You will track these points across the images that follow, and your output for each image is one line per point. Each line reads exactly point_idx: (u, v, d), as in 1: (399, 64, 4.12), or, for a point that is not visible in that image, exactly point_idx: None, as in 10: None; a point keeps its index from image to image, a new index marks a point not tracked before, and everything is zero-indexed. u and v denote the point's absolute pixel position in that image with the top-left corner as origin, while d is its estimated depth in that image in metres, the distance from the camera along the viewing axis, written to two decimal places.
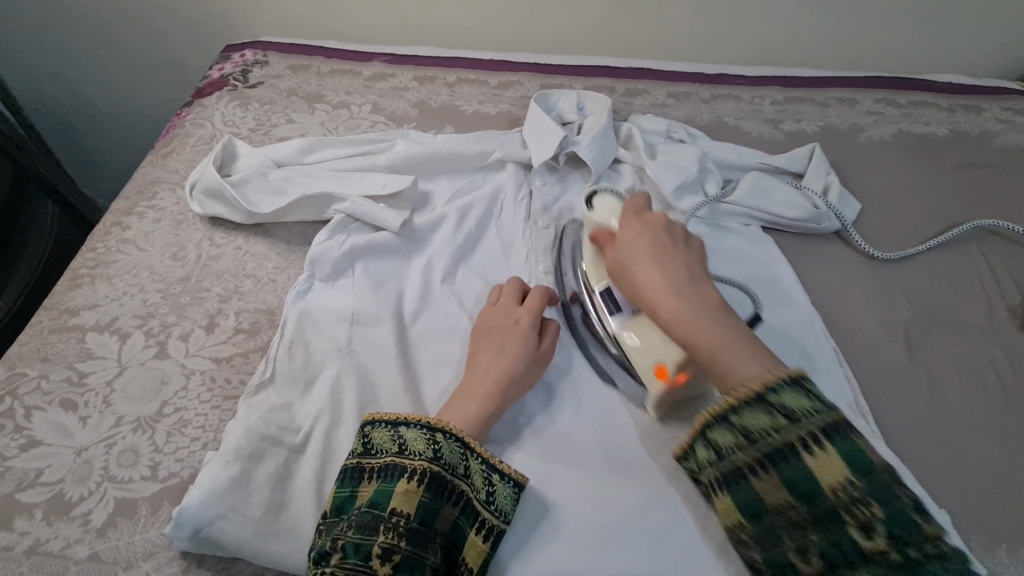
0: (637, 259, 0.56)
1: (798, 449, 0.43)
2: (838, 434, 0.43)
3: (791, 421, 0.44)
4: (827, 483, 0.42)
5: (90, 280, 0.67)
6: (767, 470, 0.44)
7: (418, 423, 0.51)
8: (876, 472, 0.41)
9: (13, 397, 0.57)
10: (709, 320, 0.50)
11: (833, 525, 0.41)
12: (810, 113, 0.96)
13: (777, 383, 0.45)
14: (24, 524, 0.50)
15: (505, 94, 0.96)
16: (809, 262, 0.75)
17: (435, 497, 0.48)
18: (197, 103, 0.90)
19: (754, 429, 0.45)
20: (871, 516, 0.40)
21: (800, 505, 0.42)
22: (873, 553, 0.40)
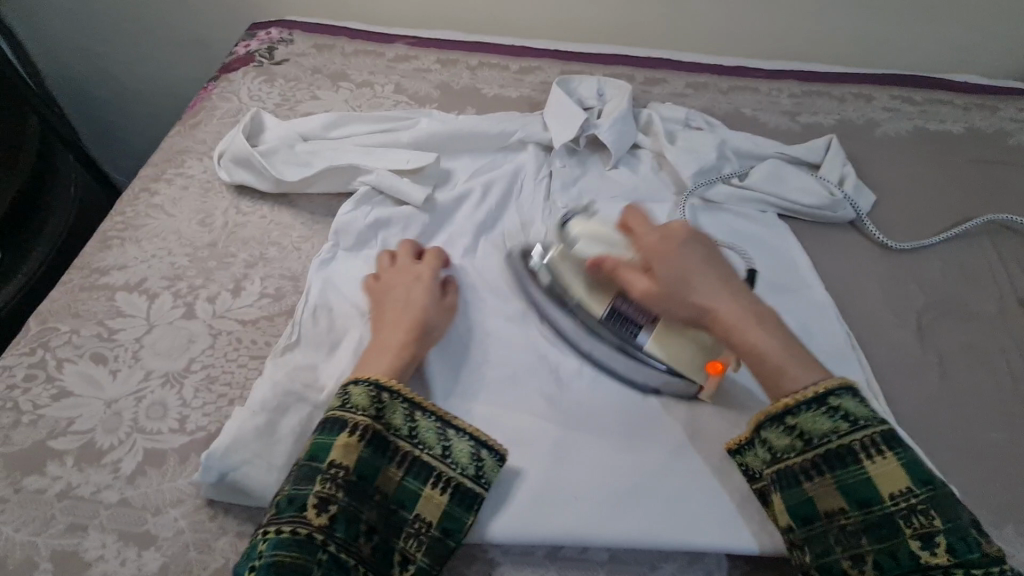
0: (695, 277, 0.55)
1: (858, 454, 0.46)
2: (898, 444, 0.46)
3: (852, 427, 0.47)
4: (886, 490, 0.45)
5: (119, 242, 0.68)
6: (824, 473, 0.47)
7: (365, 381, 0.52)
8: (936, 484, 0.45)
9: (45, 349, 0.59)
10: (765, 334, 0.52)
11: (889, 532, 0.44)
12: (827, 107, 0.96)
13: (835, 390, 0.48)
14: (56, 470, 0.51)
15: (526, 79, 0.97)
16: (824, 249, 0.76)
17: (375, 452, 0.48)
18: (223, 77, 0.92)
19: (813, 433, 0.48)
20: (932, 527, 0.43)
21: (855, 511, 0.45)
22: (932, 565, 0.42)
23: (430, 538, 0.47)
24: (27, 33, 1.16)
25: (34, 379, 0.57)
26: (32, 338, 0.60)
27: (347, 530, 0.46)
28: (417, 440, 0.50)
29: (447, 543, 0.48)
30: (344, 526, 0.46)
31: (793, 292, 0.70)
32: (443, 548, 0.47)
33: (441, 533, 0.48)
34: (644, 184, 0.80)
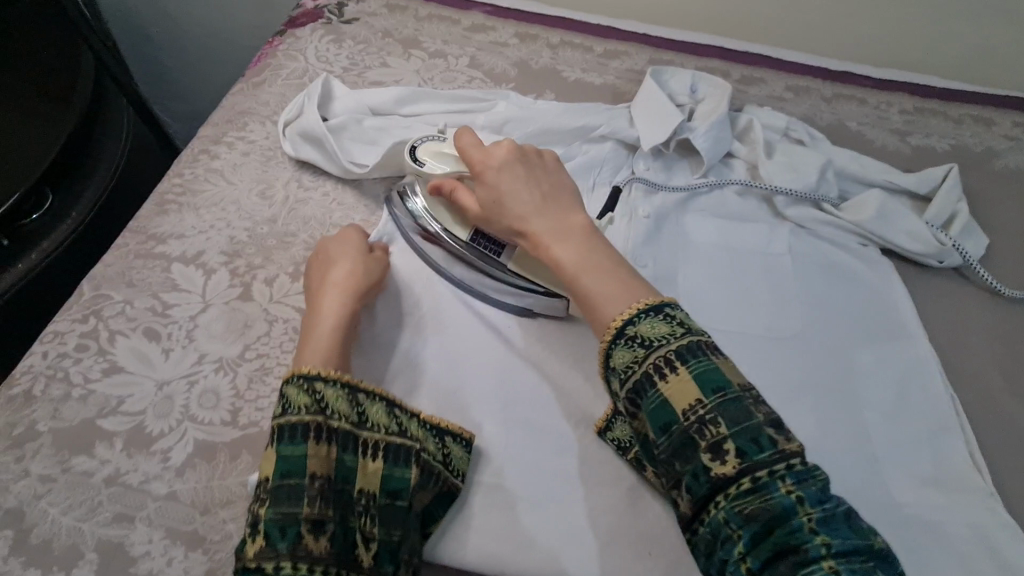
0: (507, 193, 0.53)
1: (652, 378, 0.40)
2: (692, 355, 0.40)
3: (649, 348, 0.41)
4: (680, 407, 0.39)
5: (177, 208, 0.64)
6: (639, 408, 0.41)
7: (296, 376, 0.46)
8: (730, 388, 0.39)
9: (98, 318, 0.56)
10: (587, 254, 0.48)
11: (688, 451, 0.39)
12: (941, 128, 0.87)
13: (635, 314, 0.43)
14: (105, 452, 0.49)
15: (610, 65, 0.89)
16: (930, 296, 0.69)
17: (294, 446, 0.43)
18: (289, 33, 0.86)
19: (620, 368, 0.42)
20: (720, 436, 0.38)
21: (661, 438, 0.40)
22: (726, 478, 0.37)
23: (376, 506, 0.44)
24: None
25: (86, 349, 0.54)
26: (84, 304, 0.57)
27: (290, 538, 0.40)
28: (365, 420, 0.47)
29: (399, 506, 0.45)
30: (284, 534, 0.40)
31: (893, 345, 0.63)
32: (395, 512, 0.44)
33: (387, 499, 0.45)
34: (736, 200, 0.73)
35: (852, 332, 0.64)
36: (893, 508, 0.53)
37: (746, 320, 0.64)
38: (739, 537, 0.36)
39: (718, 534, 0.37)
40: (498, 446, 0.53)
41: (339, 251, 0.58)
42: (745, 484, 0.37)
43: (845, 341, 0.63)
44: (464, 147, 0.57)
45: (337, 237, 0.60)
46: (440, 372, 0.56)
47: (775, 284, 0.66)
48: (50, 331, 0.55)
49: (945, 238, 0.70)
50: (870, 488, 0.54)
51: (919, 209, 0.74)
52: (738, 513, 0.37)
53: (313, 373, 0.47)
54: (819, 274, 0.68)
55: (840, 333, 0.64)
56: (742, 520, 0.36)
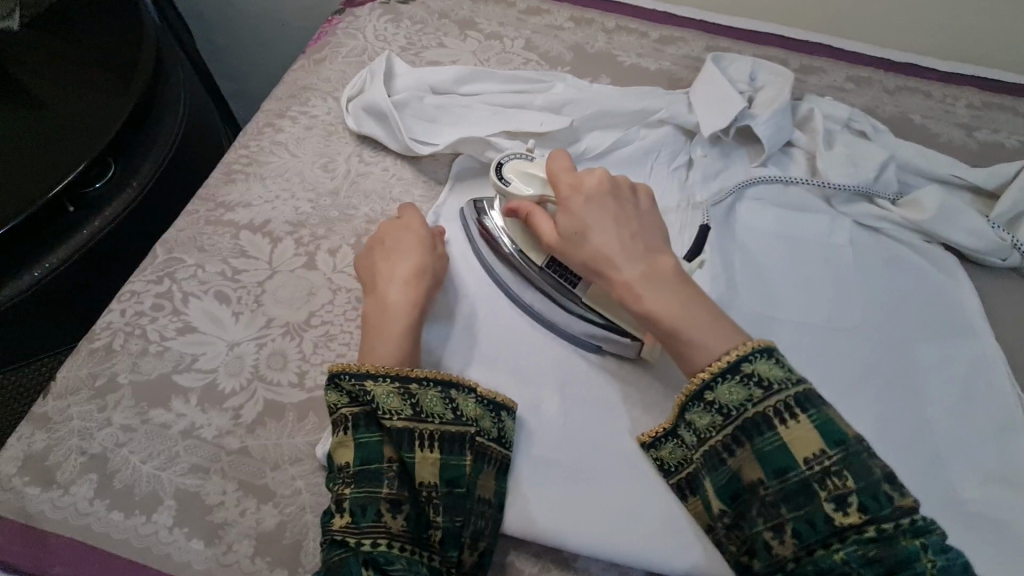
0: (596, 230, 0.52)
1: (771, 421, 0.43)
2: (813, 406, 0.43)
3: (765, 391, 0.44)
4: (801, 454, 0.42)
5: (244, 177, 0.66)
6: (746, 447, 0.44)
7: (347, 373, 0.49)
8: (852, 441, 0.42)
9: (171, 280, 0.58)
10: (684, 293, 0.49)
11: (805, 499, 0.42)
12: (1010, 125, 0.84)
13: (749, 354, 0.45)
14: (180, 407, 0.51)
15: (667, 51, 0.88)
16: (996, 295, 0.67)
17: (368, 433, 0.48)
18: (349, 12, 0.87)
19: (726, 404, 0.45)
20: (846, 489, 0.41)
21: (773, 482, 0.42)
22: (849, 526, 0.40)
23: (438, 495, 0.46)
24: None
25: (161, 309, 0.56)
26: (159, 266, 0.59)
27: (369, 516, 0.45)
28: (421, 413, 0.48)
29: (458, 493, 0.47)
30: (365, 513, 0.45)
31: (959, 340, 0.62)
32: (457, 497, 0.46)
33: (446, 487, 0.46)
34: (796, 188, 0.71)
35: (913, 326, 0.62)
36: (954, 500, 0.53)
37: (804, 309, 0.63)
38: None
39: (828, 573, 0.40)
40: (557, 426, 0.54)
41: (405, 242, 0.58)
42: (868, 533, 0.40)
43: (909, 334, 0.62)
44: (555, 171, 0.57)
45: (398, 225, 0.60)
46: (507, 352, 0.57)
47: (837, 275, 0.65)
48: (127, 290, 0.57)
49: (1007, 235, 0.66)
50: (931, 480, 0.53)
51: (984, 205, 0.72)
52: (860, 556, 0.40)
53: (361, 371, 0.49)
54: (879, 267, 0.66)
55: (900, 328, 0.62)
56: (863, 563, 0.39)
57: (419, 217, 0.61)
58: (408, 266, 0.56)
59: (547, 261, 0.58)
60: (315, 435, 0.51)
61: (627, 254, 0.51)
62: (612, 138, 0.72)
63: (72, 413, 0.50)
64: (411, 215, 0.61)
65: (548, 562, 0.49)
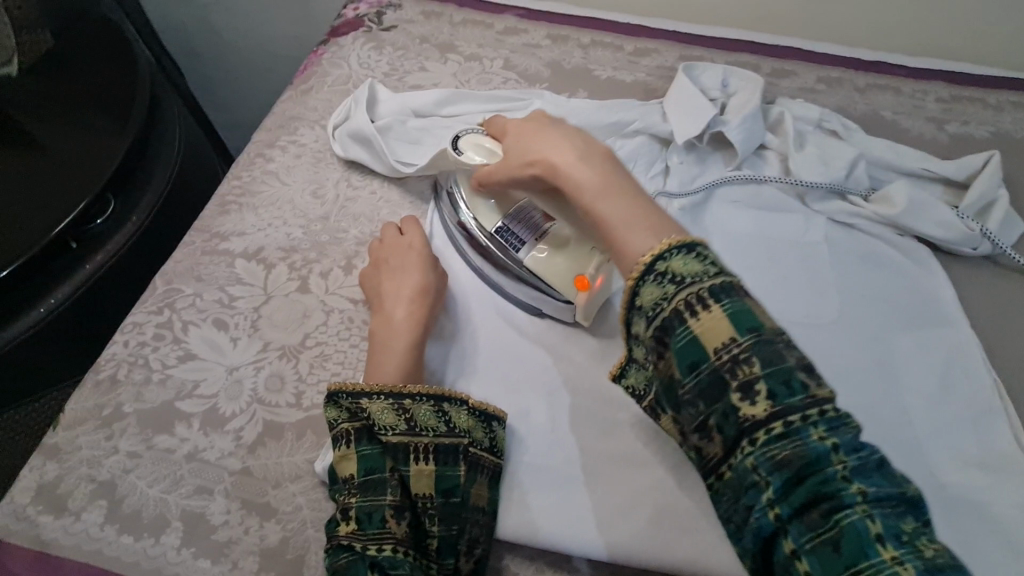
0: (528, 137, 0.54)
1: (683, 315, 0.39)
2: (726, 294, 0.39)
3: (678, 285, 0.40)
4: (712, 346, 0.38)
5: (237, 208, 0.69)
6: (667, 348, 0.40)
7: (344, 392, 0.51)
8: (764, 329, 0.38)
9: (171, 310, 0.60)
10: (610, 182, 0.47)
11: (717, 392, 0.38)
12: (979, 116, 0.86)
13: (666, 250, 0.41)
14: (184, 431, 0.53)
15: (641, 62, 0.91)
16: (970, 282, 0.69)
17: (370, 446, 0.50)
18: (333, 42, 0.90)
19: (648, 305, 0.41)
20: (753, 376, 0.37)
21: (689, 378, 0.39)
22: (756, 421, 0.37)
23: (436, 505, 0.48)
24: None
25: (162, 338, 0.59)
26: (159, 298, 0.62)
27: (376, 523, 0.46)
28: (415, 427, 0.50)
29: (455, 503, 0.49)
30: (371, 520, 0.46)
31: (938, 331, 0.63)
32: (453, 507, 0.49)
33: (443, 497, 0.49)
34: (769, 190, 0.73)
35: (888, 317, 0.64)
36: (936, 486, 0.54)
37: (782, 306, 0.65)
38: (767, 485, 0.36)
39: (740, 482, 0.37)
40: (545, 432, 0.56)
41: (405, 262, 0.60)
42: (776, 430, 0.36)
43: (888, 327, 0.64)
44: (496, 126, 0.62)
45: (403, 245, 0.62)
46: (497, 362, 0.59)
47: (813, 272, 0.67)
48: (129, 322, 0.60)
49: (976, 223, 0.68)
50: (912, 467, 0.55)
51: (956, 196, 0.74)
52: (769, 460, 0.36)
53: (356, 389, 0.51)
54: (854, 262, 0.68)
55: (875, 320, 0.64)
56: (772, 466, 0.36)
57: (423, 234, 0.64)
58: (411, 284, 0.58)
59: (496, 228, 0.61)
60: (314, 453, 0.53)
61: (558, 144, 0.51)
62: None
63: (80, 443, 0.53)
64: (411, 231, 0.64)
65: (542, 563, 0.51)
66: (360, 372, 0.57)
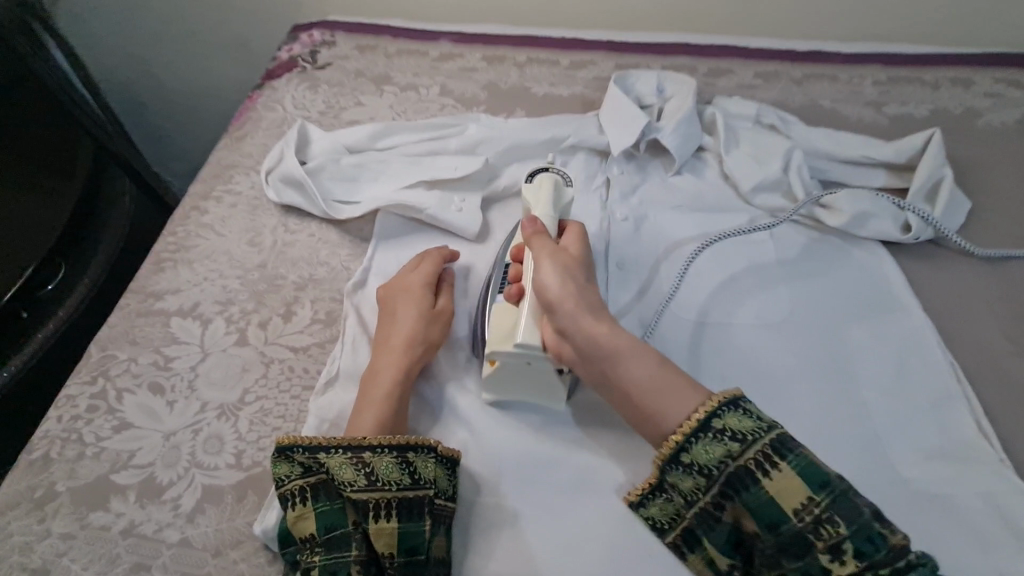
0: (559, 287, 0.51)
1: (755, 473, 0.43)
2: (789, 451, 0.43)
3: (740, 445, 0.44)
4: (790, 505, 0.42)
5: (172, 264, 0.68)
6: (735, 503, 0.44)
7: (298, 447, 0.48)
8: (834, 482, 0.42)
9: (105, 378, 0.59)
10: (645, 362, 0.49)
11: (803, 551, 0.41)
12: (918, 95, 0.86)
13: (719, 408, 0.45)
14: (119, 505, 0.51)
15: (578, 75, 0.90)
16: (922, 266, 0.68)
17: (329, 502, 0.48)
18: (267, 85, 0.90)
19: (706, 463, 0.44)
20: (839, 536, 0.41)
21: (768, 535, 0.42)
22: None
23: (398, 566, 0.46)
24: (76, 39, 1.16)
25: (95, 409, 0.57)
26: (93, 366, 0.60)
27: None
28: (376, 482, 0.47)
29: (419, 562, 0.46)
30: None
31: (890, 318, 0.62)
32: (416, 567, 0.46)
33: (406, 556, 0.46)
34: (709, 190, 0.73)
35: (839, 309, 0.63)
36: (900, 484, 0.52)
37: (731, 309, 0.64)
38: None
39: None
40: (495, 468, 0.53)
41: (402, 306, 0.58)
42: (855, 572, 0.40)
43: (840, 318, 0.63)
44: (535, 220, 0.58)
45: (403, 286, 0.60)
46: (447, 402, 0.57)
47: (762, 271, 0.66)
48: (63, 395, 0.58)
49: (919, 211, 0.67)
50: (873, 465, 0.53)
51: (900, 179, 0.73)
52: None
53: (313, 443, 0.49)
54: (805, 256, 0.67)
55: (827, 312, 0.63)
56: None
57: (426, 272, 0.61)
58: (400, 334, 0.56)
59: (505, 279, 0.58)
60: (255, 514, 0.51)
61: (596, 311, 0.50)
62: (528, 168, 0.73)
63: (11, 530, 0.51)
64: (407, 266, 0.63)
65: None
66: (302, 423, 0.56)
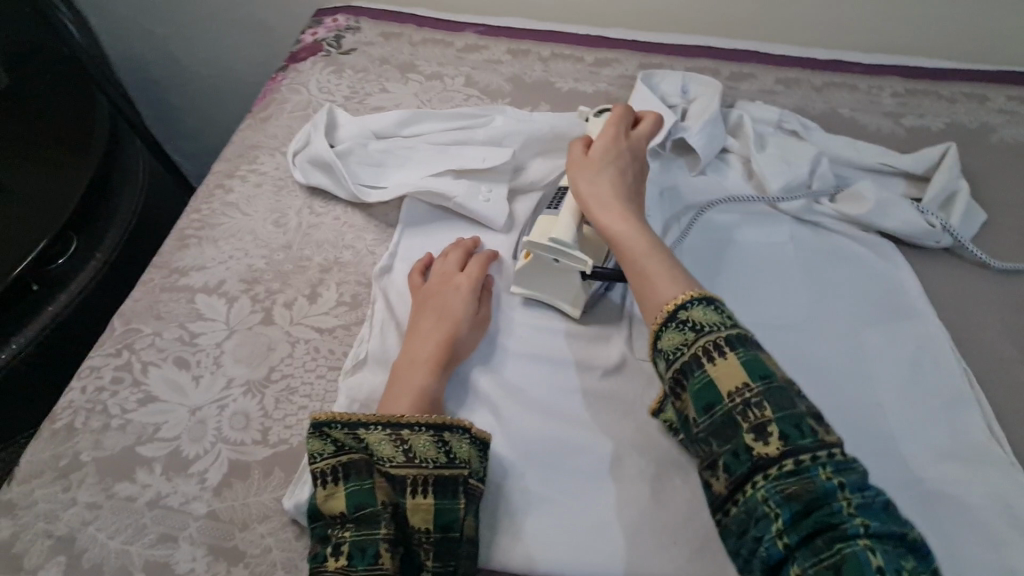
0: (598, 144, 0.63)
1: (701, 360, 0.44)
2: (740, 344, 0.44)
3: (696, 334, 0.45)
4: (726, 389, 0.43)
5: (197, 241, 0.68)
6: (684, 389, 0.45)
7: (336, 424, 0.49)
8: (774, 376, 0.43)
9: (130, 351, 0.59)
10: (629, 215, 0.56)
11: (730, 430, 0.42)
12: (935, 108, 0.88)
13: (687, 300, 0.47)
14: (145, 477, 0.52)
15: (602, 73, 0.91)
16: (937, 274, 0.69)
17: (361, 480, 0.48)
18: (291, 67, 0.90)
19: (668, 348, 0.46)
20: (765, 418, 0.42)
21: (703, 417, 0.44)
22: (771, 459, 0.41)
23: (432, 541, 0.47)
24: (93, 12, 1.15)
25: (121, 381, 0.57)
26: (117, 339, 0.60)
27: (367, 559, 0.45)
28: (413, 458, 0.48)
29: (452, 538, 0.47)
30: (363, 555, 0.45)
31: (907, 323, 0.64)
32: (451, 543, 0.47)
33: (441, 532, 0.47)
34: (732, 191, 0.74)
35: (858, 315, 0.65)
36: (914, 483, 0.54)
37: (753, 309, 0.65)
38: (778, 517, 0.39)
39: (752, 514, 0.40)
40: (521, 455, 0.53)
41: (448, 300, 0.59)
42: (786, 466, 0.40)
43: (858, 322, 0.64)
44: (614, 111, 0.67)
45: (450, 280, 0.61)
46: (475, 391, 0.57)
47: (782, 273, 0.68)
48: (87, 366, 0.58)
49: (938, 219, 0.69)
50: (889, 464, 0.55)
51: (918, 189, 0.75)
52: (778, 492, 0.40)
53: (353, 420, 0.50)
54: (826, 260, 0.69)
55: (847, 317, 0.64)
56: (782, 499, 0.40)
57: (475, 270, 0.62)
58: (445, 328, 0.57)
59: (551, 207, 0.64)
60: (282, 490, 0.51)
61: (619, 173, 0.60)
62: (555, 162, 0.74)
63: (36, 497, 0.51)
64: (456, 258, 0.63)
65: None
66: (328, 404, 0.56)
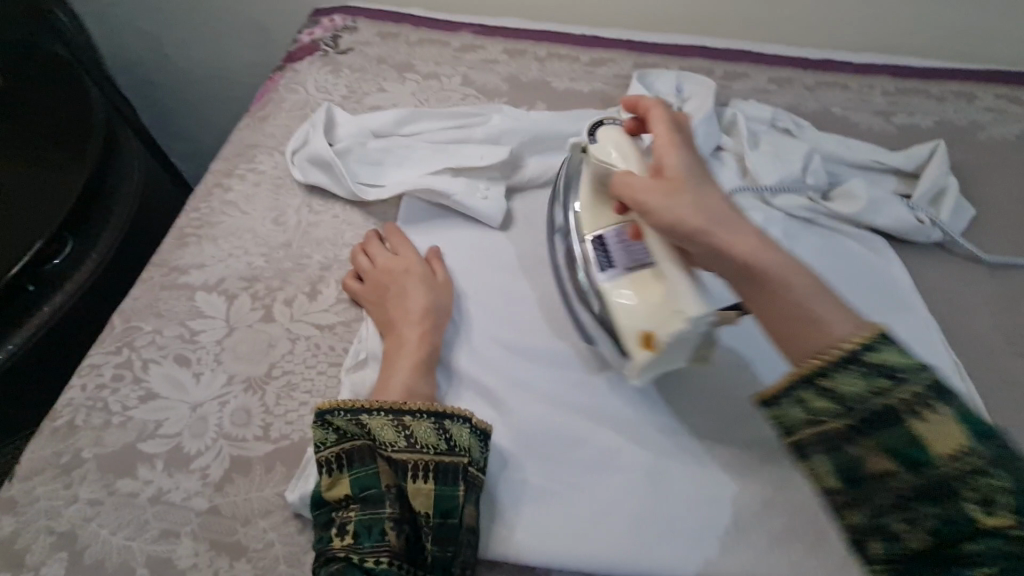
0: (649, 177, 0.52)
1: (906, 413, 0.38)
2: (951, 397, 0.38)
3: (894, 381, 0.38)
4: (944, 450, 0.37)
5: (196, 239, 0.68)
6: (870, 438, 0.38)
7: (340, 410, 0.49)
8: (994, 435, 0.37)
9: (130, 348, 0.59)
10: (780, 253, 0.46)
11: (947, 498, 0.36)
12: (924, 107, 0.89)
13: (873, 340, 0.40)
14: (147, 473, 0.52)
15: (598, 72, 0.92)
16: (928, 268, 0.70)
17: (366, 465, 0.49)
18: (289, 67, 0.90)
19: (850, 396, 0.39)
20: (996, 490, 0.35)
21: (907, 475, 0.37)
22: (994, 529, 0.35)
23: (433, 525, 0.47)
24: (88, 12, 1.15)
25: (121, 378, 0.57)
26: (117, 337, 0.60)
27: (374, 537, 0.46)
28: (415, 444, 0.49)
29: (452, 524, 0.47)
30: (369, 534, 0.46)
31: (898, 317, 0.65)
32: (449, 529, 0.47)
33: (441, 517, 0.47)
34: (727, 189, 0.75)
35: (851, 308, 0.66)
36: None
37: None
38: None
39: None
40: (521, 447, 0.54)
41: (407, 283, 0.61)
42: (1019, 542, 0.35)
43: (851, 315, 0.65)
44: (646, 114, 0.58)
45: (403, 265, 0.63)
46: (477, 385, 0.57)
47: None
48: (87, 364, 0.58)
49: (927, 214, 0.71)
50: None
51: (909, 185, 0.76)
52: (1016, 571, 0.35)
53: (357, 406, 0.50)
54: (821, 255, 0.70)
55: None
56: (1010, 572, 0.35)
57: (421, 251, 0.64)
58: (415, 307, 0.59)
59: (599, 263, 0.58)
60: (285, 485, 0.51)
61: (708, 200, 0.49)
62: (552, 161, 0.75)
63: (37, 494, 0.51)
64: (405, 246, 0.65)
65: None
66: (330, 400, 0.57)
